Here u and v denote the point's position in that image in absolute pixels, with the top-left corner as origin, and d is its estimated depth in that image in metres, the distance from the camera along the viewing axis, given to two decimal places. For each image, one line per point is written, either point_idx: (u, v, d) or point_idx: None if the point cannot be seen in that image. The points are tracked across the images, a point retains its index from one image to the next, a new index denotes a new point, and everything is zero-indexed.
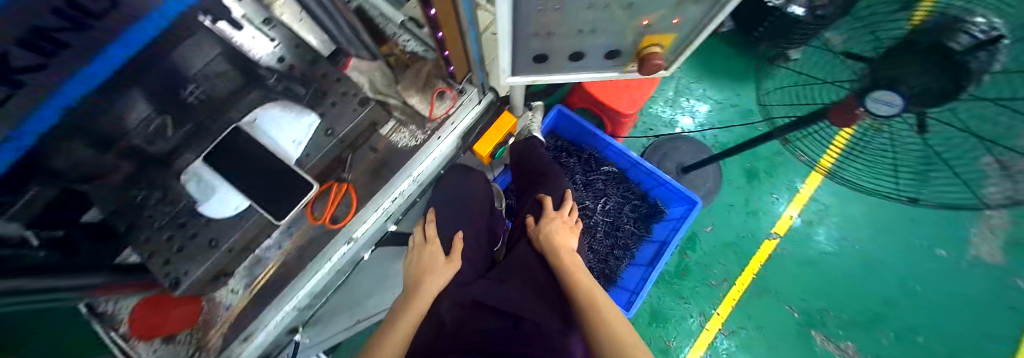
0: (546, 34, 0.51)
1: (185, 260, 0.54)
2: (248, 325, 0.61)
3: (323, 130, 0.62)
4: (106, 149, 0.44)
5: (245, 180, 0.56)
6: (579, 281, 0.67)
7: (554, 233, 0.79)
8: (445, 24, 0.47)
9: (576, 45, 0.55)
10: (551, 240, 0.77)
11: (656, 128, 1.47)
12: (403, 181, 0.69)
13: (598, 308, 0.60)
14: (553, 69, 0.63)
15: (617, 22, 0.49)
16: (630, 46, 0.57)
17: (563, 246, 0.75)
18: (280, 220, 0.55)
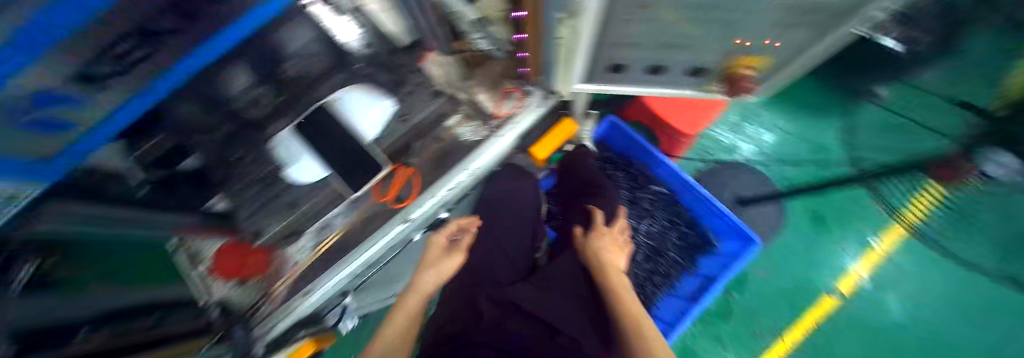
0: (630, 45, 0.50)
1: (266, 215, 0.60)
2: (314, 282, 0.65)
3: (398, 116, 0.64)
4: (212, 109, 0.52)
5: (328, 151, 0.61)
6: (624, 301, 0.64)
7: (602, 249, 0.77)
8: (531, 27, 0.49)
9: (659, 58, 0.54)
10: (598, 256, 0.75)
11: (714, 153, 1.38)
12: (460, 173, 0.69)
13: (642, 330, 0.57)
14: (626, 81, 0.62)
15: (709, 38, 0.48)
16: (716, 64, 0.55)
17: (610, 264, 0.73)
18: (353, 192, 0.63)
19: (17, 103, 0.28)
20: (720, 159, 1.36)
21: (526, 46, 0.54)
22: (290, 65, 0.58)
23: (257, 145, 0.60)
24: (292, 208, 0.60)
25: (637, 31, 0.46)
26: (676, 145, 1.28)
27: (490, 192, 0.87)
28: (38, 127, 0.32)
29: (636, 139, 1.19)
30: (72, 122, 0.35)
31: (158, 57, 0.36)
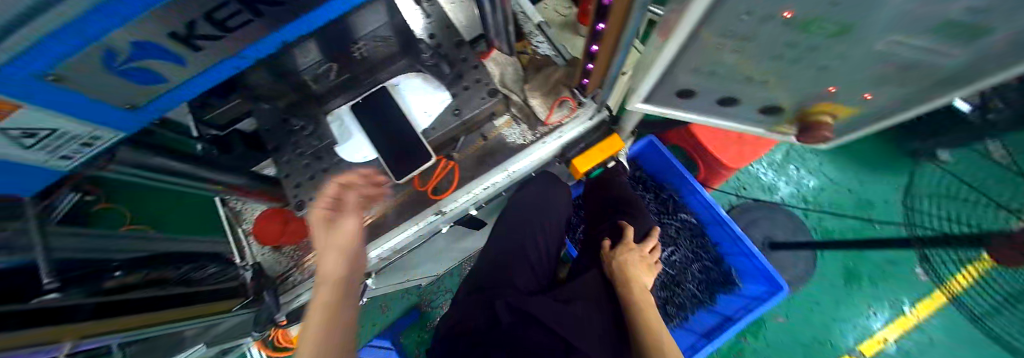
0: (709, 72, 0.47)
1: (309, 189, 0.60)
2: None
3: (451, 110, 0.64)
4: (279, 78, 0.54)
5: (380, 135, 0.62)
6: (649, 320, 0.67)
7: (629, 264, 0.78)
8: (606, 38, 0.47)
9: (735, 91, 0.51)
10: (624, 269, 0.76)
11: (751, 189, 1.40)
12: (498, 174, 0.70)
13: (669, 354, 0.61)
14: (691, 108, 0.59)
15: (798, 79, 0.45)
16: (794, 107, 0.52)
17: (635, 280, 0.74)
18: (399, 180, 0.61)
19: (121, 57, 0.29)
20: (757, 197, 1.39)
21: (596, 58, 0.53)
22: (363, 47, 0.60)
23: (314, 118, 0.61)
24: (338, 186, 0.60)
25: (719, 59, 0.44)
26: (716, 177, 1.30)
27: (522, 194, 0.86)
28: (139, 80, 0.34)
29: (675, 165, 1.20)
30: (168, 80, 0.36)
31: (258, 23, 0.35)
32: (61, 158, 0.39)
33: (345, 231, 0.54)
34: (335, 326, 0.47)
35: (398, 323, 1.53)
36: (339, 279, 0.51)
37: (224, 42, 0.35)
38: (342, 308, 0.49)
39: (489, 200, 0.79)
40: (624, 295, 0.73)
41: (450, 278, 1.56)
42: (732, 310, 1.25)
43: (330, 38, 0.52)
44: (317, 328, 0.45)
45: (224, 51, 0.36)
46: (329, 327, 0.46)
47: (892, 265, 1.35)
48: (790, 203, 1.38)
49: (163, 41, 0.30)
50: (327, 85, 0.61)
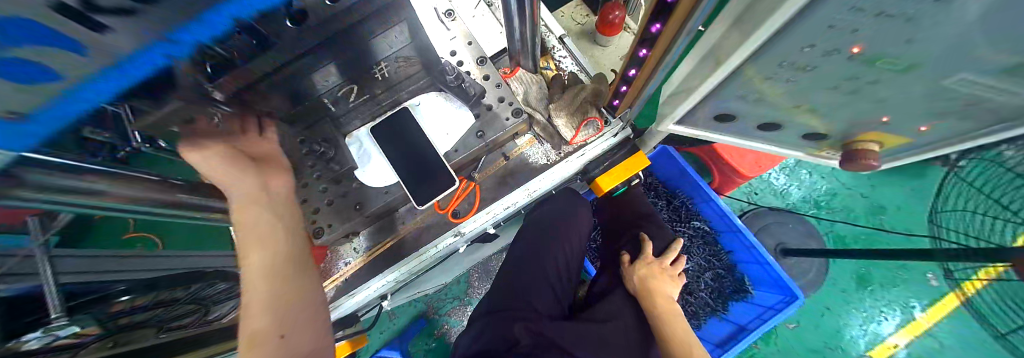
0: (753, 99, 0.45)
1: (331, 215, 0.60)
2: (362, 284, 0.66)
3: (475, 131, 0.63)
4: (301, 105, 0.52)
5: (399, 158, 0.60)
6: (679, 330, 0.69)
7: (648, 277, 0.78)
8: (646, 66, 0.46)
9: (775, 117, 0.50)
10: (647, 284, 0.76)
11: (762, 195, 1.41)
12: (519, 194, 0.68)
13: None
14: (727, 130, 0.57)
15: (848, 109, 0.43)
16: (838, 134, 0.50)
17: (657, 291, 0.75)
18: (420, 206, 0.59)
19: None
20: (765, 204, 1.40)
21: (632, 82, 0.52)
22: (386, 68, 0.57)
23: (334, 142, 0.60)
24: (357, 211, 0.60)
25: (763, 88, 0.42)
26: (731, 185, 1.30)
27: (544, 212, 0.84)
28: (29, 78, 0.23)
29: (690, 173, 1.17)
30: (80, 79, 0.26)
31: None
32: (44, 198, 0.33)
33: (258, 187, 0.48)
34: (283, 284, 0.46)
35: (405, 332, 1.51)
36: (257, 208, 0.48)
37: (148, 16, 0.23)
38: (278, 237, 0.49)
39: (507, 218, 0.77)
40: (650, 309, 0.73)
41: (458, 285, 1.55)
42: (746, 319, 1.25)
43: (353, 65, 0.49)
44: (265, 289, 0.44)
45: (146, 28, 0.24)
46: (277, 284, 0.45)
47: (903, 271, 1.33)
48: (800, 208, 1.38)
49: (49, 20, 0.20)
50: (347, 107, 0.58)
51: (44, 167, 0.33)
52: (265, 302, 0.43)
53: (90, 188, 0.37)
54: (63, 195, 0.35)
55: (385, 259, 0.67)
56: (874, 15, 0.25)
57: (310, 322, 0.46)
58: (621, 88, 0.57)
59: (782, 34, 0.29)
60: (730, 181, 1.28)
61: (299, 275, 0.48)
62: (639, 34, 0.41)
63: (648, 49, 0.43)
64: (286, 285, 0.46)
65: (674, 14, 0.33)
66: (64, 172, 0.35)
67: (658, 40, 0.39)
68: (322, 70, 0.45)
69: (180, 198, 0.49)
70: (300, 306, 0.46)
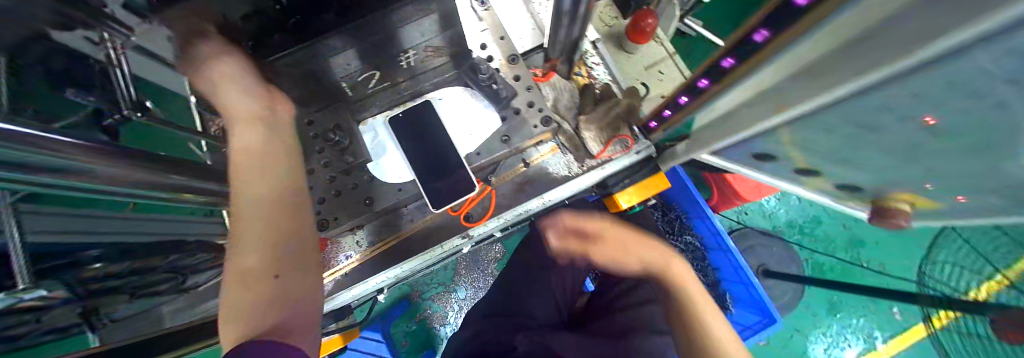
0: (797, 144, 0.44)
1: (338, 206, 0.57)
2: (364, 279, 0.64)
3: (500, 135, 0.60)
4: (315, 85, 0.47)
5: (419, 155, 0.57)
6: (701, 312, 0.50)
7: (634, 233, 0.58)
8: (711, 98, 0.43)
9: (812, 164, 0.49)
10: (635, 249, 0.56)
11: (752, 216, 1.43)
12: (533, 202, 0.66)
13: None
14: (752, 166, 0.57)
15: (891, 170, 0.42)
16: (869, 188, 0.50)
17: (650, 254, 0.56)
18: (436, 208, 0.56)
19: None
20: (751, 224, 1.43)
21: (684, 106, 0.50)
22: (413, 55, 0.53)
23: (350, 130, 0.56)
24: (368, 207, 0.57)
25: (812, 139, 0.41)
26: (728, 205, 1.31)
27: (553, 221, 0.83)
28: None
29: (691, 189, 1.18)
30: None
31: None
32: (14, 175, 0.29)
33: (266, 126, 0.45)
34: (277, 233, 0.42)
35: (387, 312, 1.50)
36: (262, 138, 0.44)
37: None
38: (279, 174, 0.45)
39: (516, 224, 0.75)
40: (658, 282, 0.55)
41: (444, 272, 1.52)
42: None
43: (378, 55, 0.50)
44: (257, 235, 0.41)
45: None
46: (269, 231, 0.42)
47: (873, 303, 1.40)
48: (785, 233, 1.42)
49: None
50: (365, 92, 0.56)
51: (35, 146, 0.29)
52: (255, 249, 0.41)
53: (78, 167, 0.33)
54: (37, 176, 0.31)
55: (390, 255, 0.65)
56: (975, 111, 0.24)
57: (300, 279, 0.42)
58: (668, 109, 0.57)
59: (860, 101, 0.28)
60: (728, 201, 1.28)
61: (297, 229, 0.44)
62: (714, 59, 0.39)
63: (723, 75, 0.40)
64: (279, 233, 0.42)
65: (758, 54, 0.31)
66: (53, 153, 0.30)
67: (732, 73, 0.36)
68: (339, 56, 0.46)
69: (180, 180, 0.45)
70: (293, 262, 0.42)
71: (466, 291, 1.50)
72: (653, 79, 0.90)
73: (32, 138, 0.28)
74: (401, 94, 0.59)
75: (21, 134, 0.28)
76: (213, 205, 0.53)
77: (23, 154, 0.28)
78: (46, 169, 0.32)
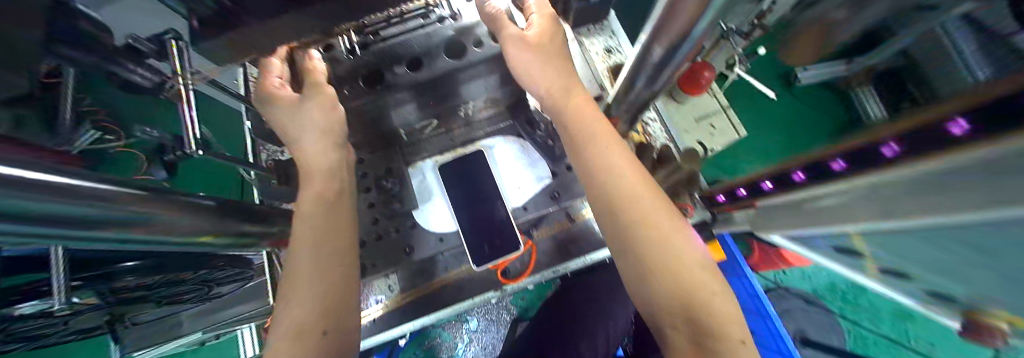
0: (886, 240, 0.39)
1: (376, 251, 0.56)
2: (392, 327, 0.61)
3: (549, 192, 0.58)
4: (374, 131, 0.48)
5: (466, 207, 0.56)
6: (652, 226, 0.40)
7: (550, 50, 0.46)
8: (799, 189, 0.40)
9: (894, 256, 0.44)
10: (540, 75, 0.45)
11: (789, 278, 1.26)
12: (575, 262, 0.62)
13: (694, 299, 0.37)
14: (817, 247, 0.53)
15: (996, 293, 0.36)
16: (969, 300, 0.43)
17: (560, 94, 0.45)
18: (478, 266, 0.54)
19: None
20: (793, 286, 1.25)
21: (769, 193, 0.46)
22: (470, 105, 0.57)
23: (401, 175, 0.58)
24: (407, 256, 0.56)
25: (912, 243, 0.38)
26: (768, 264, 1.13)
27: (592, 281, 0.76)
28: None
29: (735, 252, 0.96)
30: None
31: None
32: (82, 229, 0.29)
33: (333, 173, 0.45)
34: (325, 271, 0.41)
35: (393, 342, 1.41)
36: (329, 176, 0.45)
37: None
38: (331, 208, 0.44)
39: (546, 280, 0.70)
40: (593, 190, 0.43)
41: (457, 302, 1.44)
42: None
43: (439, 104, 0.53)
44: (308, 270, 0.40)
45: None
46: (319, 269, 0.41)
47: None
48: (824, 297, 1.23)
49: None
50: (418, 136, 0.59)
51: (94, 200, 0.28)
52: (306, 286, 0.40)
53: (147, 219, 0.33)
54: (105, 230, 0.31)
55: (420, 304, 0.62)
56: None
57: (343, 316, 0.41)
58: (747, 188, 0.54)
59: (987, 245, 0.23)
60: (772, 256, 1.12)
61: (344, 268, 0.43)
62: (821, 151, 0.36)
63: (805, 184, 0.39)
64: (328, 271, 0.41)
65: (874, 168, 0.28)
66: (115, 209, 0.30)
67: (836, 176, 0.33)
68: (400, 108, 0.49)
69: (227, 221, 0.44)
70: (337, 308, 0.40)
71: (478, 323, 1.38)
72: (703, 133, 0.86)
73: (88, 191, 0.28)
74: (453, 141, 0.60)
75: (72, 186, 0.27)
76: (250, 245, 0.51)
77: (106, 212, 0.29)
78: (112, 226, 0.32)
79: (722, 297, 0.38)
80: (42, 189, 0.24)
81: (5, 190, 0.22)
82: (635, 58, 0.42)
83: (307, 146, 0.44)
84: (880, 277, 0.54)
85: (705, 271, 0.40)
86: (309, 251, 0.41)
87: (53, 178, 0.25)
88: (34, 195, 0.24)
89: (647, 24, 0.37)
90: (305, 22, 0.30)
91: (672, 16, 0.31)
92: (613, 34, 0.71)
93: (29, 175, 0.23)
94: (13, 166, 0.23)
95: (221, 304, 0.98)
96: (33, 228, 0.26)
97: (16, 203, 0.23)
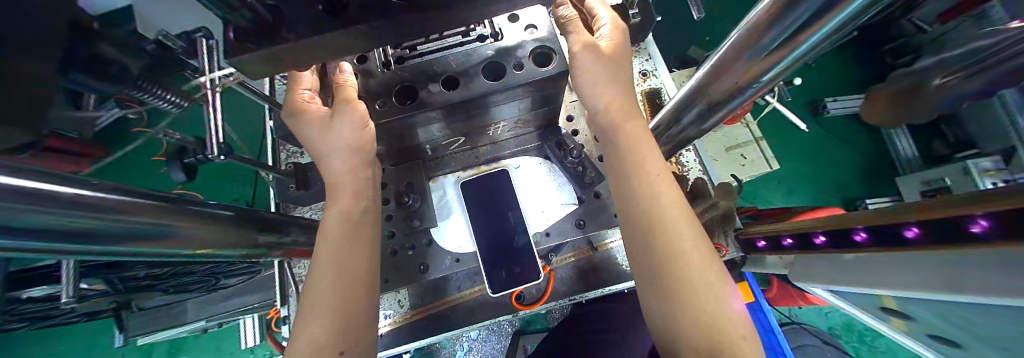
0: (945, 308, 0.36)
1: (388, 267, 0.53)
2: (398, 346, 0.58)
3: (573, 219, 0.55)
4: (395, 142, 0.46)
5: (487, 228, 0.54)
6: (683, 253, 0.36)
7: (616, 62, 0.45)
8: (858, 252, 0.36)
9: (941, 324, 0.41)
10: (608, 86, 0.45)
11: (807, 316, 1.20)
12: (593, 293, 0.58)
13: (720, 338, 0.32)
14: (851, 298, 0.49)
15: None
16: None
17: (617, 105, 0.45)
18: (494, 293, 0.51)
19: None
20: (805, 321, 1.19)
21: (810, 249, 0.43)
22: (501, 125, 0.55)
23: (421, 190, 0.56)
24: (421, 275, 0.53)
25: (977, 323, 0.35)
26: (788, 301, 1.02)
27: (605, 309, 0.77)
28: None
29: (756, 303, 0.79)
30: None
31: None
32: (93, 243, 0.27)
33: (361, 190, 0.46)
34: (349, 273, 0.41)
35: None
36: (355, 190, 0.45)
37: None
38: (358, 217, 0.44)
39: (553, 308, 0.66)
40: (624, 208, 0.41)
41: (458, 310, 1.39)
42: None
43: (466, 125, 0.52)
44: (331, 273, 0.40)
45: None
46: (347, 268, 0.41)
47: None
48: (843, 339, 1.17)
49: None
50: (442, 152, 0.60)
51: (108, 213, 0.26)
52: (331, 284, 0.39)
53: (167, 230, 0.32)
54: (119, 243, 0.29)
55: (429, 323, 0.59)
56: None
57: (359, 325, 0.39)
58: (761, 241, 0.52)
59: None
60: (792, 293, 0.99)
61: (368, 271, 0.42)
62: (883, 216, 0.33)
63: (857, 244, 0.36)
64: (355, 272, 0.41)
65: (965, 244, 0.25)
66: (134, 221, 0.28)
67: (914, 245, 0.30)
68: (427, 127, 0.48)
69: (241, 230, 0.42)
70: (352, 320, 0.39)
71: (479, 331, 1.29)
72: (734, 163, 0.83)
73: (101, 202, 0.26)
74: (478, 158, 0.62)
75: (84, 197, 0.24)
76: (259, 256, 0.49)
77: (124, 224, 0.28)
78: (128, 238, 0.30)
79: (753, 344, 0.32)
80: (52, 202, 0.22)
81: (17, 205, 0.20)
82: (686, 94, 0.42)
83: (336, 154, 0.44)
84: (915, 334, 0.50)
85: (739, 310, 0.34)
86: (336, 257, 0.41)
87: (63, 189, 0.23)
88: (46, 209, 0.22)
89: (707, 63, 0.37)
90: (355, 40, 0.28)
91: (745, 55, 0.31)
92: (649, 58, 0.73)
93: (36, 186, 0.21)
94: (30, 178, 0.21)
95: (228, 295, 0.98)
96: (39, 243, 0.24)
97: (28, 219, 0.21)
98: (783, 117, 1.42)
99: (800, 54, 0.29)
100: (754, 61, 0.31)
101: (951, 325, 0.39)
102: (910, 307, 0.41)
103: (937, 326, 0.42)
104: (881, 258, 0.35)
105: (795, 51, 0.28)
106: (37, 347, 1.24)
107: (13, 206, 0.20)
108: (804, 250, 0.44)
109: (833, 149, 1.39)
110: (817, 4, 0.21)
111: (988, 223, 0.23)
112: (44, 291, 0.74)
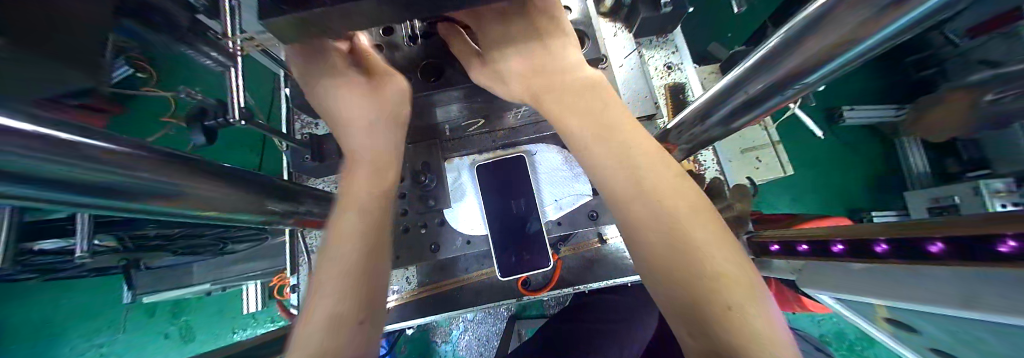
0: (955, 325, 0.36)
1: (400, 245, 0.54)
2: (405, 318, 0.60)
3: (587, 210, 0.56)
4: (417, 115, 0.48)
5: (499, 213, 0.55)
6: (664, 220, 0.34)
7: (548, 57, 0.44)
8: (878, 262, 0.36)
9: (949, 341, 0.41)
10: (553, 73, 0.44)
11: (799, 320, 1.22)
12: (599, 283, 0.59)
13: (708, 312, 0.29)
14: (856, 308, 0.50)
15: None
16: None
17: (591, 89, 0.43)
18: (504, 277, 0.52)
19: None
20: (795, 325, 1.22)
21: (825, 257, 0.43)
22: (522, 110, 0.55)
23: (437, 170, 0.56)
24: (433, 254, 0.54)
25: (988, 343, 0.35)
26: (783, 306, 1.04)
27: (607, 301, 0.78)
28: None
29: None
30: None
31: None
32: (112, 199, 0.27)
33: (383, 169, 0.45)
34: (356, 254, 0.40)
35: None
36: (377, 170, 0.45)
37: None
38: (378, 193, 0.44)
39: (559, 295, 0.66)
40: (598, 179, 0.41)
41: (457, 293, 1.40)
42: None
43: (486, 106, 0.52)
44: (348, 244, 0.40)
45: None
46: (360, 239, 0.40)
47: None
48: (831, 344, 1.20)
49: None
50: (461, 134, 0.60)
51: (123, 170, 0.25)
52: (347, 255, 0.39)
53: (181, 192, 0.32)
54: (137, 200, 0.29)
55: (435, 301, 0.60)
56: None
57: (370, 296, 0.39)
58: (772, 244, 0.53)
59: None
60: (790, 298, 1.00)
61: (376, 247, 0.41)
62: (906, 228, 0.33)
63: (875, 256, 0.36)
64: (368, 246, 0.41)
65: (986, 259, 0.25)
66: (150, 180, 0.28)
67: (936, 259, 0.29)
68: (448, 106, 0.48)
69: (255, 197, 0.42)
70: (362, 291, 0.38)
71: (477, 313, 1.32)
72: (749, 165, 0.82)
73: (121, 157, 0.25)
74: (494, 142, 0.61)
75: (107, 152, 0.24)
76: (273, 223, 0.49)
77: (141, 182, 0.27)
78: (143, 196, 0.29)
79: (746, 312, 0.28)
80: (70, 154, 0.21)
81: (25, 151, 0.18)
82: (719, 91, 0.42)
83: (359, 128, 0.45)
84: (919, 350, 0.51)
85: (726, 274, 0.31)
86: (347, 226, 0.41)
87: (85, 141, 0.22)
88: (65, 160, 0.21)
89: (749, 59, 0.36)
90: (384, 9, 0.27)
91: (786, 55, 0.29)
92: (676, 50, 0.70)
93: (61, 135, 0.21)
94: (51, 125, 0.21)
95: (233, 261, 1.00)
96: (63, 194, 0.24)
97: (51, 169, 0.20)
98: (797, 123, 1.40)
99: (837, 65, 0.28)
100: (793, 63, 0.30)
101: (963, 344, 0.39)
102: (922, 322, 0.41)
103: (946, 345, 0.42)
104: (893, 268, 0.35)
105: (834, 61, 0.27)
106: (42, 297, 1.26)
107: (36, 155, 0.19)
108: (818, 257, 0.44)
109: (844, 159, 1.38)
110: (870, 9, 0.20)
111: (1017, 244, 0.22)
112: (58, 244, 0.76)
